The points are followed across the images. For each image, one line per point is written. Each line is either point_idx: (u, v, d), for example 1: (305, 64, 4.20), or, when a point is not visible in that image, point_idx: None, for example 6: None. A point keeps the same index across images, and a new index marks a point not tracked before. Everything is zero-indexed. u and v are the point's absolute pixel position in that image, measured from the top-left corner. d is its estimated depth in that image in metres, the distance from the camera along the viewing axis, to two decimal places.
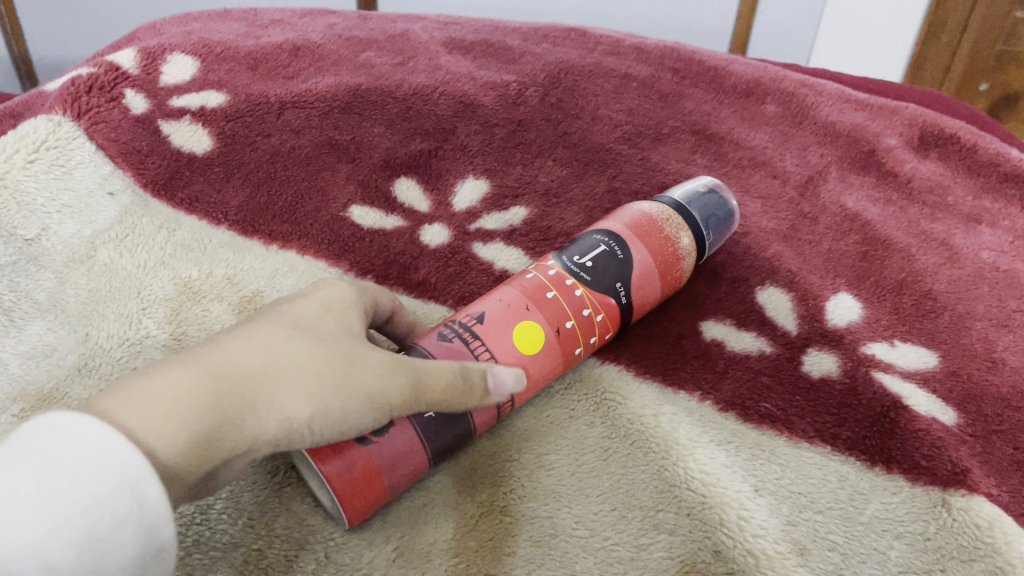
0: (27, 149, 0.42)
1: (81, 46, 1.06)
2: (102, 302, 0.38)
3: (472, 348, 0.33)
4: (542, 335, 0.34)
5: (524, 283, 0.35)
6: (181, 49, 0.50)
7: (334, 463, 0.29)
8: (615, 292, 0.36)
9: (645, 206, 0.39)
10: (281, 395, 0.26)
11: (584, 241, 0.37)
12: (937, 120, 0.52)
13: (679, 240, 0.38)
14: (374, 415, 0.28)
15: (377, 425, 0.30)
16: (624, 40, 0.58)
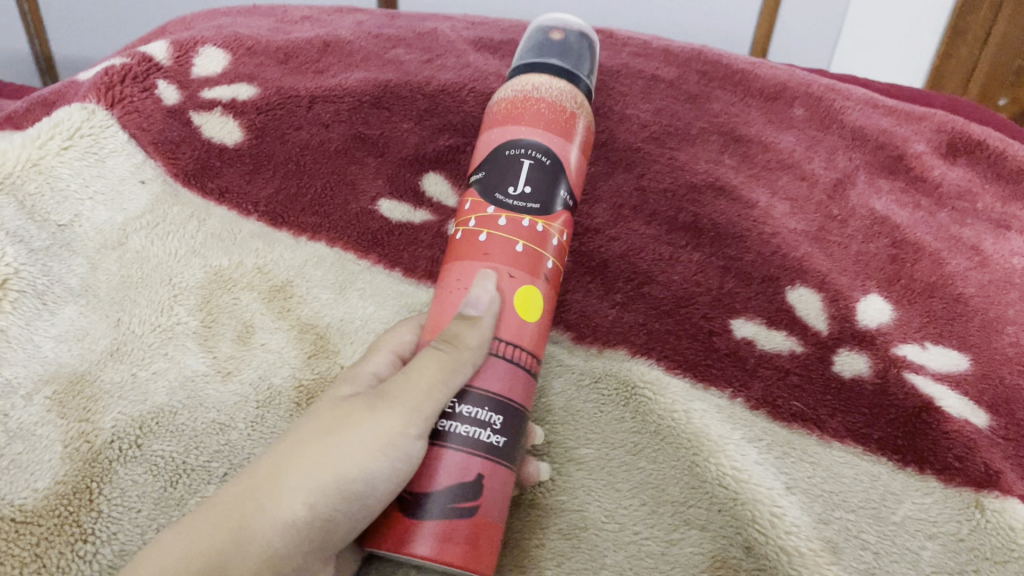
0: (62, 135, 0.42)
1: (97, 46, 1.07)
2: (134, 288, 0.39)
3: (496, 348, 0.31)
4: (538, 292, 0.33)
5: (483, 251, 0.33)
6: (213, 42, 0.51)
7: (461, 549, 0.28)
8: (561, 199, 0.35)
9: (521, 91, 0.37)
10: (278, 501, 0.27)
11: (502, 166, 0.34)
12: (965, 127, 0.52)
13: (576, 109, 0.37)
14: (397, 460, 0.28)
15: (471, 488, 0.29)
16: (651, 42, 0.58)
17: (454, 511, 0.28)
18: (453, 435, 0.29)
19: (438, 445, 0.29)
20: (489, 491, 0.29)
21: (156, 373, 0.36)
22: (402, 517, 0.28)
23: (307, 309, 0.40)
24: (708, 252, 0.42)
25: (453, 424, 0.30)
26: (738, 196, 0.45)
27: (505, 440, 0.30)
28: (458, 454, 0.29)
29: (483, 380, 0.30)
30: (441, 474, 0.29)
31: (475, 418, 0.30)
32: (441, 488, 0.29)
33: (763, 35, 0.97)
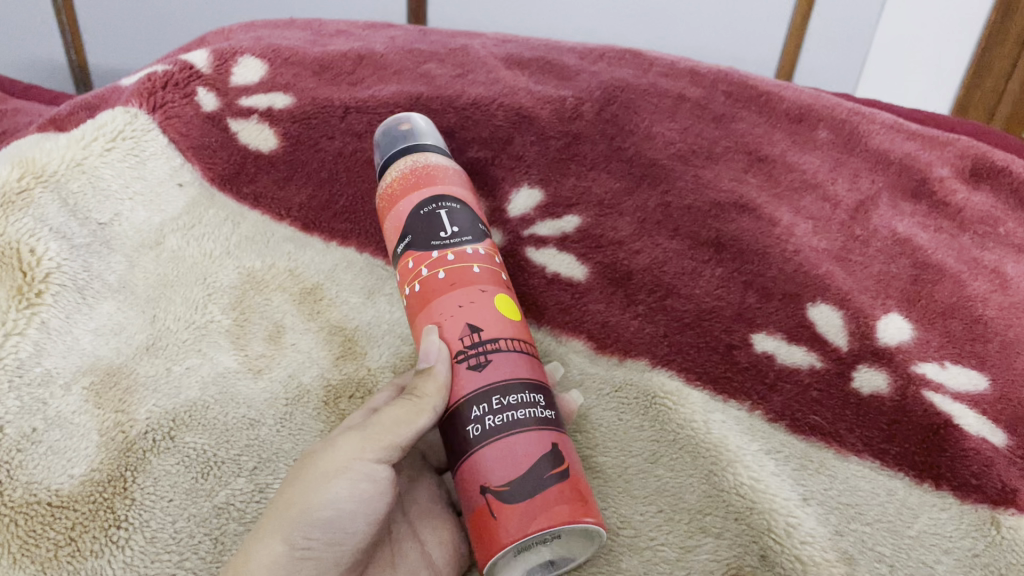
0: (106, 137, 0.43)
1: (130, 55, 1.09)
2: (170, 287, 0.40)
3: (505, 346, 0.32)
4: (507, 298, 0.34)
5: (448, 283, 0.33)
6: (251, 51, 0.51)
7: (583, 505, 0.29)
8: (485, 233, 0.37)
9: (399, 165, 0.38)
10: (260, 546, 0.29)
11: (421, 222, 0.35)
12: (989, 153, 0.52)
13: (454, 165, 0.39)
14: (360, 479, 0.31)
15: (557, 457, 0.29)
16: (678, 63, 0.59)
17: (553, 479, 0.29)
18: (515, 420, 0.30)
19: (504, 434, 0.30)
20: (566, 454, 0.30)
21: (188, 368, 0.37)
22: (508, 507, 0.28)
23: (337, 312, 0.41)
24: (731, 267, 0.42)
25: (509, 410, 0.30)
26: (762, 214, 0.46)
27: (553, 413, 0.31)
28: (528, 433, 0.30)
29: (510, 372, 0.31)
30: (523, 454, 0.29)
31: (526, 398, 0.30)
32: (535, 464, 0.29)
33: (788, 63, 0.99)
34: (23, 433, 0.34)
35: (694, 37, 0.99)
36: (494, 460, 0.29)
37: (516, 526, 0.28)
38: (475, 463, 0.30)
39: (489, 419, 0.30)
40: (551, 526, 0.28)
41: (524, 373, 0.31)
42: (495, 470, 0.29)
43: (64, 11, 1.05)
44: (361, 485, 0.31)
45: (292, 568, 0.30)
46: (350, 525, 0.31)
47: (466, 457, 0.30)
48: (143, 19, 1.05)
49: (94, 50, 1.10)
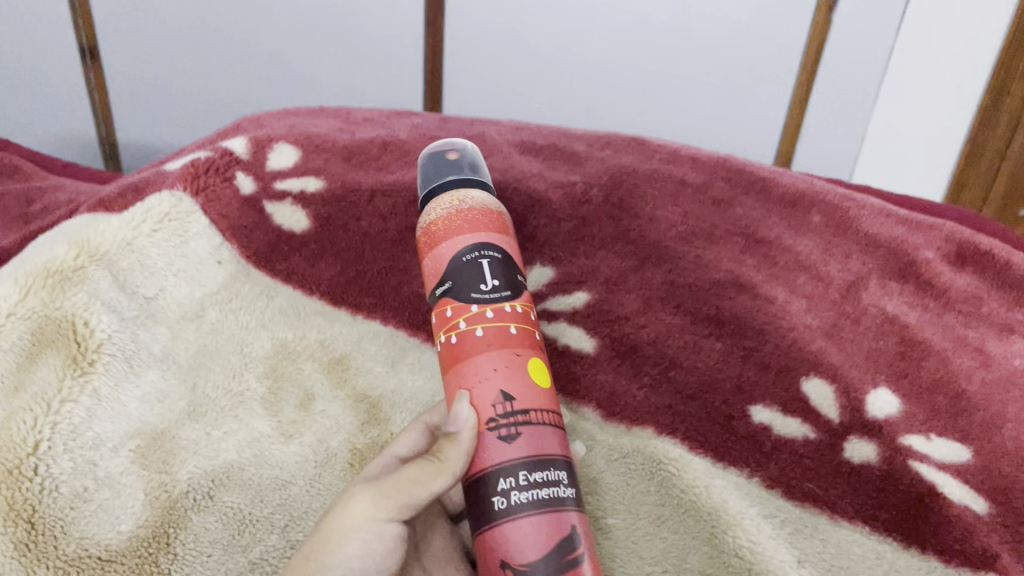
0: (154, 219, 0.47)
1: (154, 131, 1.20)
2: (208, 356, 0.44)
3: (535, 419, 0.34)
4: (540, 360, 0.36)
5: (485, 343, 0.35)
6: (286, 139, 0.55)
7: None
8: (522, 284, 0.38)
9: (446, 206, 0.40)
10: None
11: (465, 271, 0.37)
12: (973, 237, 0.56)
13: (497, 209, 0.41)
14: (370, 538, 0.35)
15: (573, 542, 0.32)
16: (681, 151, 0.63)
17: (566, 566, 0.32)
18: (536, 500, 0.32)
19: (526, 511, 0.32)
20: (582, 538, 0.32)
21: (227, 433, 0.41)
22: None
23: (363, 380, 0.45)
24: (729, 342, 0.46)
25: (531, 490, 0.33)
26: (758, 293, 0.49)
27: (574, 493, 0.34)
28: (550, 514, 0.32)
29: (539, 448, 0.34)
30: (541, 536, 0.32)
31: (549, 478, 0.33)
32: (552, 548, 0.32)
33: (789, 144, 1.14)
34: (76, 491, 0.37)
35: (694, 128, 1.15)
36: (516, 541, 0.32)
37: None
38: (492, 537, 0.32)
39: (514, 494, 0.33)
40: None
41: (553, 451, 0.34)
42: (516, 552, 0.32)
43: (97, 90, 1.17)
44: (371, 543, 0.35)
45: None
46: None
47: (489, 527, 0.33)
48: (176, 102, 1.17)
49: (121, 127, 1.21)
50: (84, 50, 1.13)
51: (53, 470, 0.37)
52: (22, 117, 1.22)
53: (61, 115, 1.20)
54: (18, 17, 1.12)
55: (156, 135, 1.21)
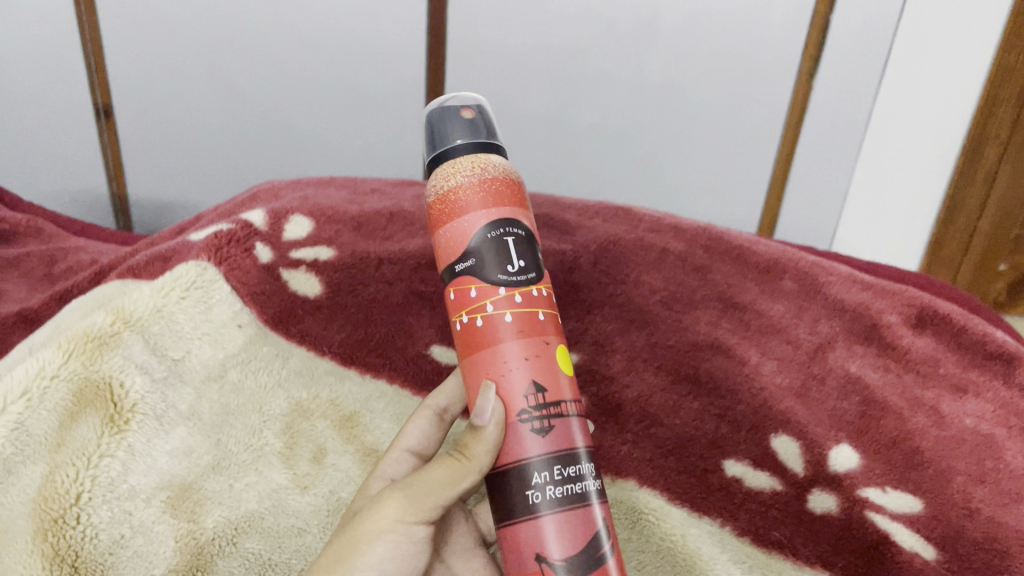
0: (181, 287, 0.51)
1: (168, 186, 1.26)
2: (230, 415, 0.48)
3: (563, 410, 0.39)
4: (563, 346, 0.40)
5: (515, 330, 0.39)
6: (301, 211, 0.60)
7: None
8: (540, 260, 0.41)
9: (467, 171, 0.41)
10: None
11: (493, 250, 0.39)
12: (932, 303, 0.60)
13: (516, 175, 0.42)
14: (399, 537, 0.41)
15: (602, 535, 0.37)
16: (664, 220, 0.68)
17: (597, 558, 0.36)
18: (568, 496, 0.37)
19: (560, 507, 0.37)
20: (608, 529, 0.37)
21: (248, 484, 0.47)
22: None
23: (371, 436, 0.51)
24: (707, 400, 0.50)
25: (564, 486, 0.37)
26: (733, 354, 0.53)
27: (597, 485, 0.38)
28: (583, 511, 0.37)
29: (569, 441, 0.38)
30: (574, 532, 0.36)
31: (578, 474, 0.38)
32: (585, 542, 0.36)
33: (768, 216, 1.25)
34: (115, 538, 0.42)
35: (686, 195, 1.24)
36: (551, 536, 0.36)
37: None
38: (529, 532, 0.37)
39: (549, 489, 0.37)
40: None
41: (579, 444, 0.38)
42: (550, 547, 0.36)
43: (110, 148, 1.23)
44: (400, 542, 0.41)
45: None
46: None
47: (523, 520, 0.37)
48: (185, 158, 1.23)
49: (133, 183, 1.26)
50: (98, 110, 1.19)
51: (93, 519, 0.42)
52: (32, 174, 1.27)
53: (72, 171, 1.25)
54: (41, 88, 1.18)
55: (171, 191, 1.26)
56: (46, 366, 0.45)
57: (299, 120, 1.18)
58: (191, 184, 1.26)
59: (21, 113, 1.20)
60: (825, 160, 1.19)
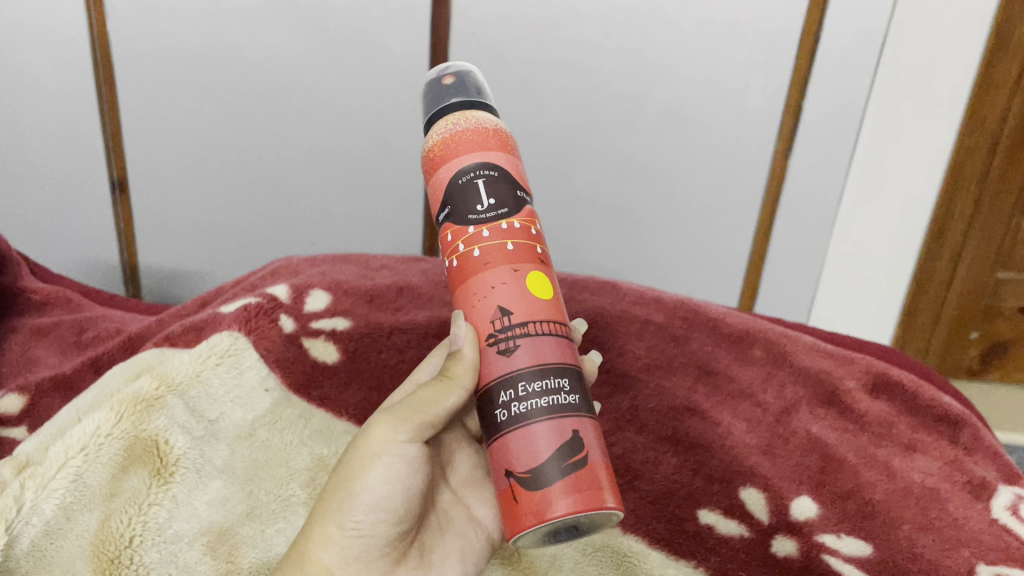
0: (216, 355, 0.57)
1: (178, 254, 1.29)
2: (261, 469, 0.55)
3: (533, 330, 0.42)
4: (537, 272, 0.44)
5: (483, 262, 0.43)
6: (320, 286, 0.67)
7: (599, 490, 0.39)
8: (520, 196, 0.45)
9: (441, 127, 0.46)
10: (321, 542, 0.46)
11: (457, 194, 0.44)
12: (887, 369, 0.67)
13: (495, 123, 0.46)
14: (392, 462, 0.47)
15: (579, 448, 0.40)
16: (646, 293, 0.74)
17: (574, 467, 0.39)
18: (542, 410, 0.41)
19: (533, 421, 0.40)
20: (585, 440, 0.40)
21: (278, 530, 0.54)
22: (532, 490, 0.39)
23: None
24: (684, 458, 0.57)
25: (536, 400, 0.41)
26: (708, 416, 0.60)
27: (577, 401, 0.42)
28: (546, 420, 0.40)
29: (538, 357, 0.42)
30: (548, 443, 0.40)
31: (553, 389, 0.41)
32: (559, 452, 0.40)
33: (749, 291, 1.32)
34: None
35: (672, 271, 1.30)
36: (526, 448, 0.40)
37: (532, 506, 0.39)
38: (508, 450, 0.41)
39: (521, 405, 0.41)
40: (576, 509, 0.39)
41: (544, 360, 0.42)
42: (518, 459, 0.40)
43: (123, 220, 1.26)
44: (393, 467, 0.47)
45: (349, 540, 0.46)
46: (389, 501, 0.47)
47: (496, 437, 0.42)
48: (194, 228, 1.26)
49: (143, 252, 1.29)
50: (114, 183, 1.22)
51: (144, 560, 0.49)
52: (42, 246, 1.28)
53: (84, 242, 1.27)
54: (49, 169, 1.21)
55: (181, 259, 1.29)
56: (100, 426, 0.51)
57: (306, 192, 1.22)
58: (200, 253, 1.28)
59: (36, 187, 1.23)
60: (801, 235, 1.25)
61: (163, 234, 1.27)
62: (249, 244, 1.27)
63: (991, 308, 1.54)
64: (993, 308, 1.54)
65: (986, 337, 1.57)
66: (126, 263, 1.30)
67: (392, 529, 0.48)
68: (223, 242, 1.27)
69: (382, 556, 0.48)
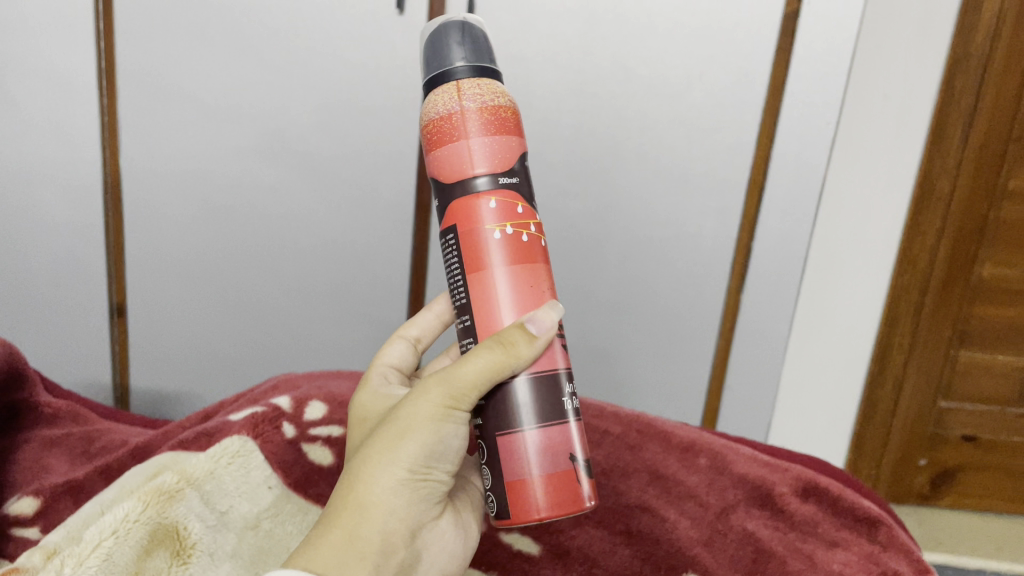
0: (229, 454, 0.66)
1: (167, 379, 1.37)
2: (265, 555, 0.63)
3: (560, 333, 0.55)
4: None
5: (542, 251, 0.53)
6: (318, 397, 0.76)
7: (583, 493, 0.51)
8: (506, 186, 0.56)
9: (504, 94, 0.53)
10: (381, 483, 0.48)
11: (524, 177, 0.53)
12: (816, 476, 0.75)
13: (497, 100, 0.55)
14: (450, 424, 0.50)
15: (571, 458, 0.51)
16: (606, 406, 0.84)
17: (566, 475, 0.51)
18: (549, 418, 0.51)
19: (539, 427, 0.51)
20: (576, 448, 0.52)
21: None
22: (532, 488, 0.51)
23: None
24: (635, 548, 0.67)
25: (548, 408, 0.51)
26: (657, 514, 0.69)
27: (572, 406, 0.53)
28: (551, 428, 0.51)
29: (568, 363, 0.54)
30: (548, 451, 0.51)
31: (559, 398, 0.52)
32: (556, 462, 0.51)
33: (708, 418, 1.36)
34: None
35: (631, 398, 1.36)
36: (527, 451, 0.51)
37: (534, 503, 0.50)
38: (512, 448, 0.51)
39: (550, 404, 0.51)
40: (564, 511, 0.51)
41: (551, 367, 0.52)
42: (523, 462, 0.51)
43: (120, 347, 1.35)
44: (450, 429, 0.51)
45: (407, 487, 0.50)
46: (441, 456, 0.51)
47: (503, 433, 0.51)
48: (187, 351, 1.34)
49: (135, 375, 1.37)
50: (114, 308, 1.31)
51: None
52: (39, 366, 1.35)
53: (80, 364, 1.35)
54: (54, 293, 1.29)
55: (169, 383, 1.37)
56: (130, 512, 0.59)
57: (295, 318, 1.30)
58: (188, 379, 1.37)
59: (39, 310, 1.31)
60: (757, 366, 1.32)
61: (158, 358, 1.35)
62: (238, 368, 1.36)
63: (936, 434, 1.63)
64: (939, 434, 1.63)
65: (935, 464, 1.66)
66: (117, 385, 1.38)
67: (444, 476, 0.52)
68: (212, 368, 1.36)
69: (426, 506, 0.52)
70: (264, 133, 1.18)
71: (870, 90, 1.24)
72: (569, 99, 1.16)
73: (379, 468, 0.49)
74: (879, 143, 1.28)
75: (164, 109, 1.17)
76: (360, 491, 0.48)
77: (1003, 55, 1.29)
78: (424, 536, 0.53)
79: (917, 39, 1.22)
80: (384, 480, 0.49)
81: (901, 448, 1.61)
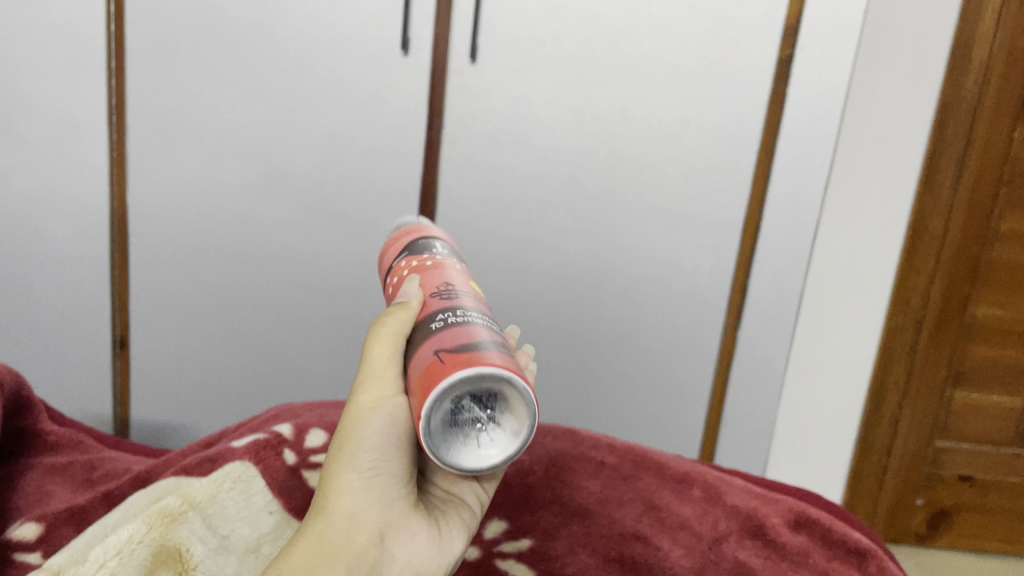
0: (231, 479, 0.68)
1: (167, 411, 1.37)
2: None
3: (470, 299, 0.59)
4: (474, 285, 0.63)
5: (430, 271, 0.63)
6: (320, 425, 0.77)
7: (491, 360, 0.50)
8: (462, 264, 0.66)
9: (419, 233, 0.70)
10: (340, 488, 0.56)
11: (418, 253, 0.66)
12: (808, 509, 0.76)
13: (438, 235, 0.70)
14: (383, 413, 0.57)
15: (472, 343, 0.52)
16: (601, 437, 0.85)
17: (467, 352, 0.51)
18: (446, 326, 0.55)
19: (436, 333, 0.54)
20: (480, 338, 0.53)
21: None
22: (434, 369, 0.51)
23: None
24: None
25: (443, 321, 0.55)
26: (651, 543, 0.71)
27: (481, 324, 0.55)
28: (447, 331, 0.54)
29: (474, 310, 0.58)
30: (447, 341, 0.53)
31: (458, 316, 0.55)
32: (455, 346, 0.52)
33: (705, 454, 1.37)
34: None
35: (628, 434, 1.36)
36: (429, 351, 0.53)
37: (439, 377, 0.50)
38: (419, 357, 0.54)
39: (447, 320, 0.55)
40: (465, 370, 0.49)
41: (441, 306, 0.57)
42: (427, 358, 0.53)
43: (121, 379, 1.36)
44: (386, 417, 0.57)
45: (365, 487, 0.56)
46: (389, 448, 0.57)
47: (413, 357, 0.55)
48: (188, 383, 1.35)
49: (135, 408, 1.38)
50: (116, 341, 1.33)
51: None
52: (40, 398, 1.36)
53: (80, 397, 1.35)
54: (55, 325, 1.30)
55: (169, 416, 1.38)
56: (133, 534, 0.60)
57: (297, 351, 1.32)
58: (188, 411, 1.37)
59: (40, 343, 1.32)
60: (754, 404, 1.33)
61: (159, 391, 1.36)
62: (238, 401, 1.36)
63: (932, 474, 1.63)
64: (935, 474, 1.63)
65: (931, 504, 1.66)
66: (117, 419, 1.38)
67: (402, 474, 0.58)
68: (213, 400, 1.37)
69: (394, 503, 0.58)
70: (268, 168, 1.20)
71: (861, 135, 1.27)
72: (570, 139, 1.18)
73: (337, 476, 0.57)
74: (871, 185, 1.32)
75: (172, 145, 1.20)
76: (325, 501, 0.56)
77: (993, 103, 1.31)
78: (404, 539, 0.57)
79: (906, 84, 1.26)
80: (342, 485, 0.56)
81: (897, 488, 1.62)
